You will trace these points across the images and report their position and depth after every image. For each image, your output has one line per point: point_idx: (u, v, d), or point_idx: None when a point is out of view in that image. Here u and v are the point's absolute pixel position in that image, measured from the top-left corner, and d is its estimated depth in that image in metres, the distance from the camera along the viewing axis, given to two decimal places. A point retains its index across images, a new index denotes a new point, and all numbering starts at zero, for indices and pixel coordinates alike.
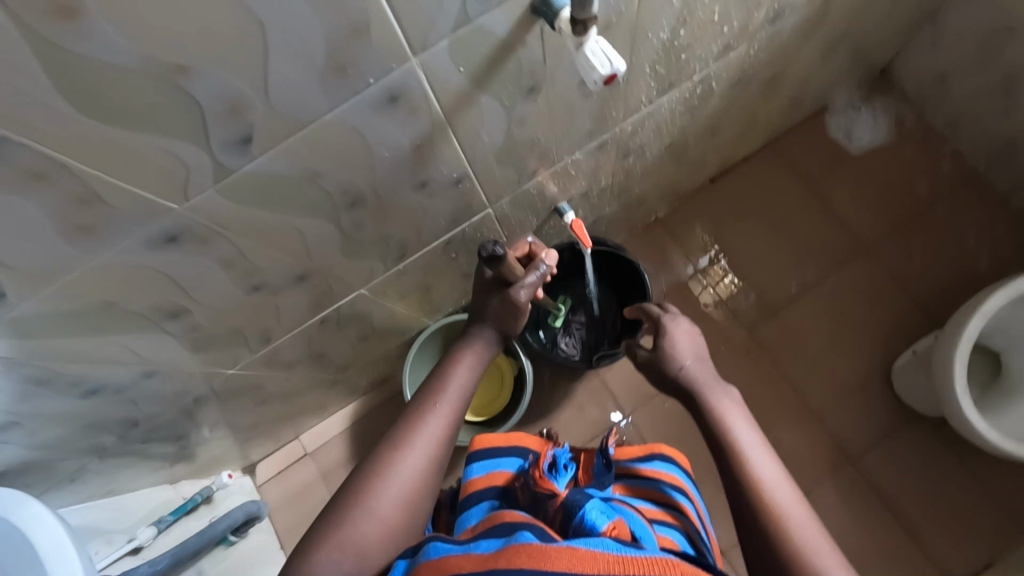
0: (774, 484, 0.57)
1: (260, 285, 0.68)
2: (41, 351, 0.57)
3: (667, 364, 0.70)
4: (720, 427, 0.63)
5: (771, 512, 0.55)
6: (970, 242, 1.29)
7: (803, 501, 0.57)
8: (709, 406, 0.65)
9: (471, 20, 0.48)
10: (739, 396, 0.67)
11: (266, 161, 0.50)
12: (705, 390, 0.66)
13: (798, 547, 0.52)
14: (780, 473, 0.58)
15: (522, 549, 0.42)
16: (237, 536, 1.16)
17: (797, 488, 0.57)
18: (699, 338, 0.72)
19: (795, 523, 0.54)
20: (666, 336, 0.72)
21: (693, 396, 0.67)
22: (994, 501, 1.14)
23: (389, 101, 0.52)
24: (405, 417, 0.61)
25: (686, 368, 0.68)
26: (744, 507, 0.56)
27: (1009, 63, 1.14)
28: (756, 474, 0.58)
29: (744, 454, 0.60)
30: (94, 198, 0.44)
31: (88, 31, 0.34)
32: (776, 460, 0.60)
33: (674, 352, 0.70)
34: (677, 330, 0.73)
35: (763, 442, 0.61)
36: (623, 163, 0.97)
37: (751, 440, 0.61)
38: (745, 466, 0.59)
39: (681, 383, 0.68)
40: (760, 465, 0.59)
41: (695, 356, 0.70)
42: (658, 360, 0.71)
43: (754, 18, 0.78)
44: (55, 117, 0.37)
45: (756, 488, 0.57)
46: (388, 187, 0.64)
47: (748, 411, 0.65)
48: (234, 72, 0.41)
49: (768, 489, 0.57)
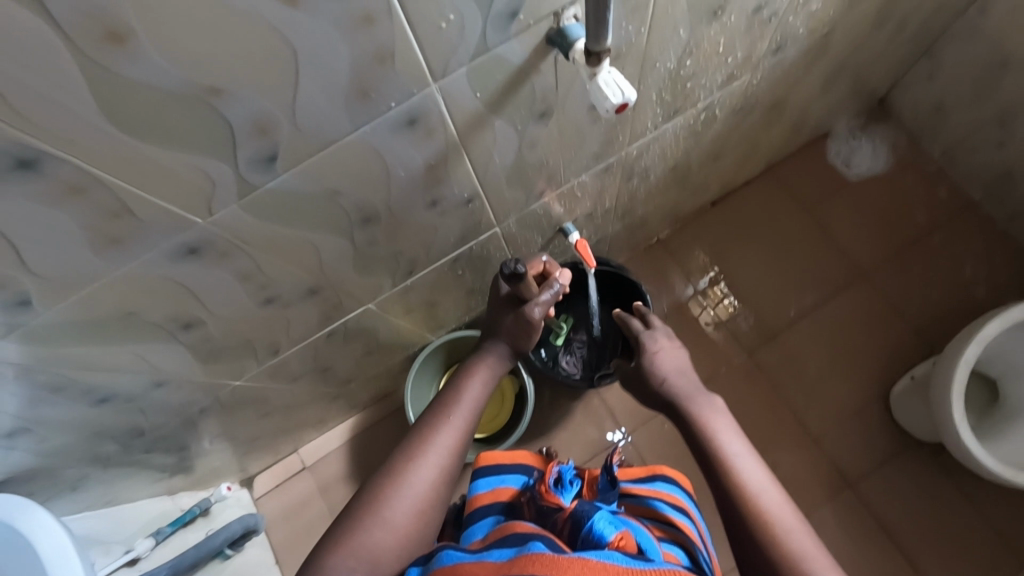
0: (761, 489, 0.58)
1: (272, 298, 0.69)
2: (56, 359, 0.58)
3: (649, 379, 0.70)
4: (705, 437, 0.63)
5: (759, 516, 0.55)
6: (967, 269, 1.31)
7: (791, 503, 0.58)
8: (694, 417, 0.66)
9: (490, 49, 0.50)
10: (723, 405, 0.68)
11: (288, 178, 0.51)
12: (689, 401, 0.67)
13: (788, 549, 0.53)
14: (766, 478, 0.59)
15: (535, 557, 0.43)
16: (233, 549, 1.14)
17: (783, 491, 0.58)
18: (682, 354, 0.73)
19: (784, 527, 0.55)
20: (646, 352, 0.73)
21: (677, 408, 0.67)
22: (990, 527, 1.15)
23: (408, 124, 0.54)
24: (418, 429, 0.62)
25: (669, 382, 0.69)
26: (734, 515, 0.57)
27: (1005, 97, 1.17)
28: (743, 481, 0.59)
29: (730, 462, 0.60)
30: (123, 211, 0.45)
31: (136, 56, 0.35)
32: (762, 465, 0.61)
33: (655, 366, 0.71)
34: (658, 345, 0.74)
35: (748, 449, 0.62)
36: (627, 185, 0.99)
37: (736, 448, 0.62)
38: (731, 474, 0.59)
39: (664, 397, 0.69)
40: (747, 471, 0.59)
41: (677, 370, 0.71)
42: (640, 376, 0.72)
43: (757, 49, 0.80)
44: (97, 134, 0.39)
45: (744, 496, 0.57)
46: (401, 205, 0.66)
47: (732, 419, 0.66)
48: (267, 94, 0.42)
49: (756, 494, 0.57)
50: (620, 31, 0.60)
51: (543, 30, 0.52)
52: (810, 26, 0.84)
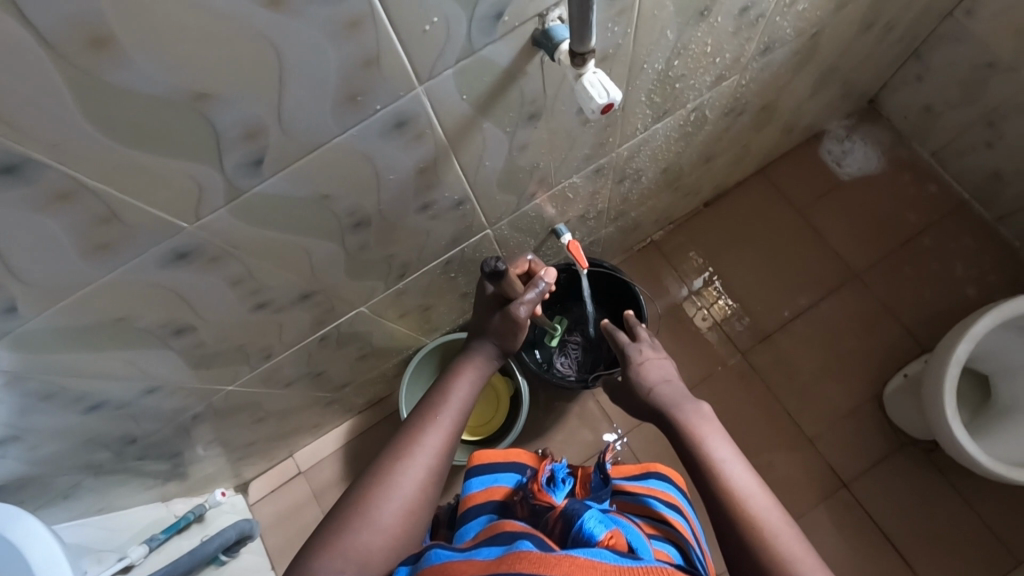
0: (749, 494, 0.58)
1: (264, 303, 0.69)
2: (47, 366, 0.58)
3: (636, 390, 0.73)
4: (693, 444, 0.64)
5: (750, 522, 0.55)
6: (958, 267, 1.32)
7: (781, 509, 0.58)
8: (681, 423, 0.66)
9: (476, 51, 0.51)
10: (711, 411, 0.68)
11: (276, 182, 0.51)
12: (675, 407, 0.68)
13: (778, 554, 0.53)
14: (755, 483, 0.59)
15: (523, 555, 0.43)
16: (228, 556, 1.12)
17: (773, 496, 0.58)
18: (667, 364, 0.75)
19: (771, 531, 0.54)
20: (631, 364, 0.76)
21: (665, 415, 0.68)
22: (984, 525, 1.15)
23: (396, 127, 0.54)
24: (406, 430, 0.62)
25: (655, 390, 0.72)
26: (723, 521, 0.57)
27: (993, 96, 1.18)
28: (731, 487, 0.58)
29: (719, 468, 0.60)
30: (110, 217, 0.45)
31: (120, 61, 0.35)
32: (752, 471, 0.61)
33: (640, 378, 0.73)
34: (642, 356, 0.76)
35: (736, 455, 0.62)
36: (619, 187, 0.99)
37: (724, 453, 0.62)
38: (720, 481, 0.59)
39: (650, 405, 0.71)
40: (736, 477, 0.59)
41: (662, 379, 0.73)
42: (628, 388, 0.74)
43: (745, 50, 0.81)
44: (81, 139, 0.39)
45: (732, 501, 0.57)
46: (393, 209, 0.66)
47: (720, 424, 0.66)
48: (253, 99, 0.42)
49: (746, 500, 0.57)
50: (607, 34, 0.60)
51: (528, 31, 0.52)
52: (798, 27, 0.84)
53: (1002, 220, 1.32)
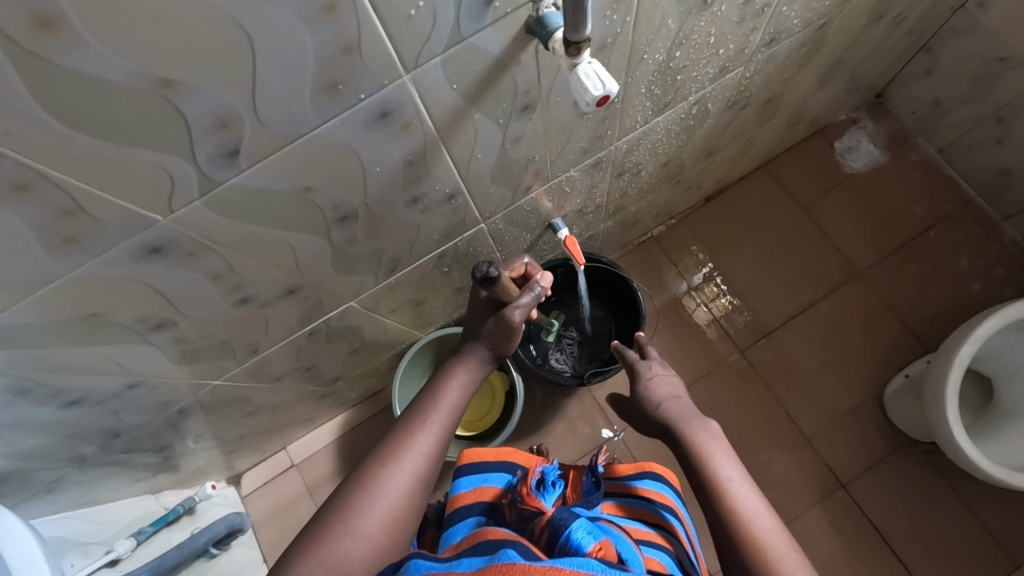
0: (755, 515, 0.56)
1: (248, 298, 0.67)
2: (21, 362, 0.56)
3: (644, 406, 0.70)
4: (700, 461, 0.61)
5: (754, 547, 0.53)
6: (963, 264, 1.29)
7: (786, 532, 0.55)
8: (689, 441, 0.63)
9: (465, 38, 0.48)
10: (719, 428, 0.65)
11: (253, 173, 0.49)
12: (681, 421, 0.66)
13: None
14: (761, 504, 0.57)
15: (505, 567, 0.41)
16: (219, 548, 1.13)
17: (779, 520, 0.56)
18: (676, 379, 0.73)
19: (776, 555, 0.52)
20: (640, 379, 0.73)
21: (672, 432, 0.66)
22: (983, 528, 1.13)
23: (380, 117, 0.51)
24: (394, 434, 0.59)
25: (663, 405, 0.69)
26: (727, 542, 0.55)
27: (1003, 93, 1.15)
28: (736, 507, 0.56)
29: (724, 488, 0.58)
30: (75, 208, 0.43)
31: (76, 43, 0.33)
32: (757, 492, 0.58)
33: (648, 394, 0.70)
34: (652, 371, 0.74)
35: (743, 475, 0.60)
36: (618, 181, 0.97)
37: (730, 473, 0.59)
38: (724, 500, 0.57)
39: (658, 421, 0.68)
40: (741, 497, 0.57)
41: (671, 395, 0.70)
42: (636, 405, 0.71)
43: (750, 41, 0.78)
44: (38, 127, 0.36)
45: (736, 523, 0.55)
46: (380, 203, 0.63)
47: (727, 442, 0.63)
48: (225, 86, 0.40)
49: (750, 522, 0.55)
50: (604, 22, 0.57)
51: (521, 18, 0.50)
52: (804, 17, 0.81)
53: (1008, 218, 1.30)
